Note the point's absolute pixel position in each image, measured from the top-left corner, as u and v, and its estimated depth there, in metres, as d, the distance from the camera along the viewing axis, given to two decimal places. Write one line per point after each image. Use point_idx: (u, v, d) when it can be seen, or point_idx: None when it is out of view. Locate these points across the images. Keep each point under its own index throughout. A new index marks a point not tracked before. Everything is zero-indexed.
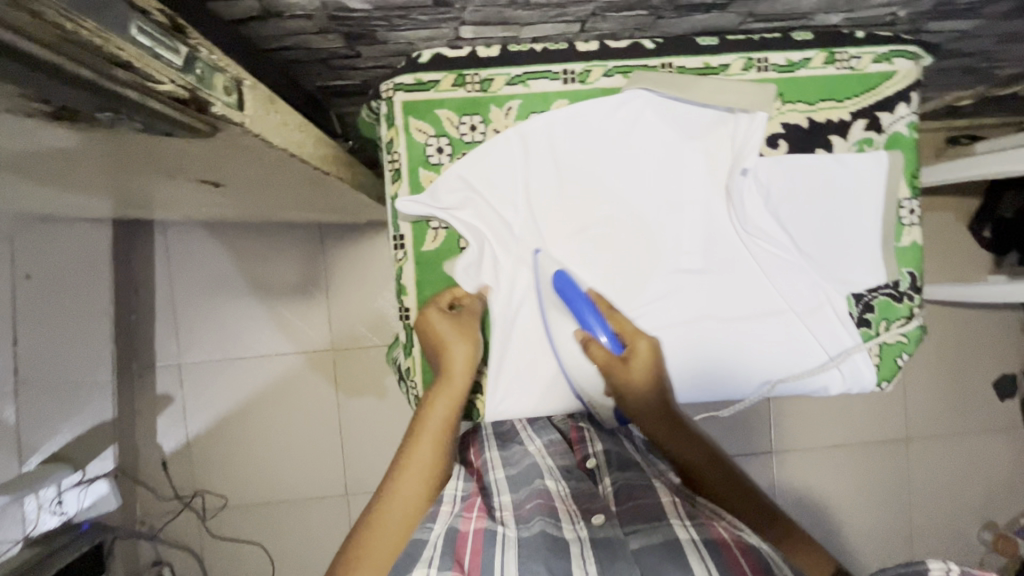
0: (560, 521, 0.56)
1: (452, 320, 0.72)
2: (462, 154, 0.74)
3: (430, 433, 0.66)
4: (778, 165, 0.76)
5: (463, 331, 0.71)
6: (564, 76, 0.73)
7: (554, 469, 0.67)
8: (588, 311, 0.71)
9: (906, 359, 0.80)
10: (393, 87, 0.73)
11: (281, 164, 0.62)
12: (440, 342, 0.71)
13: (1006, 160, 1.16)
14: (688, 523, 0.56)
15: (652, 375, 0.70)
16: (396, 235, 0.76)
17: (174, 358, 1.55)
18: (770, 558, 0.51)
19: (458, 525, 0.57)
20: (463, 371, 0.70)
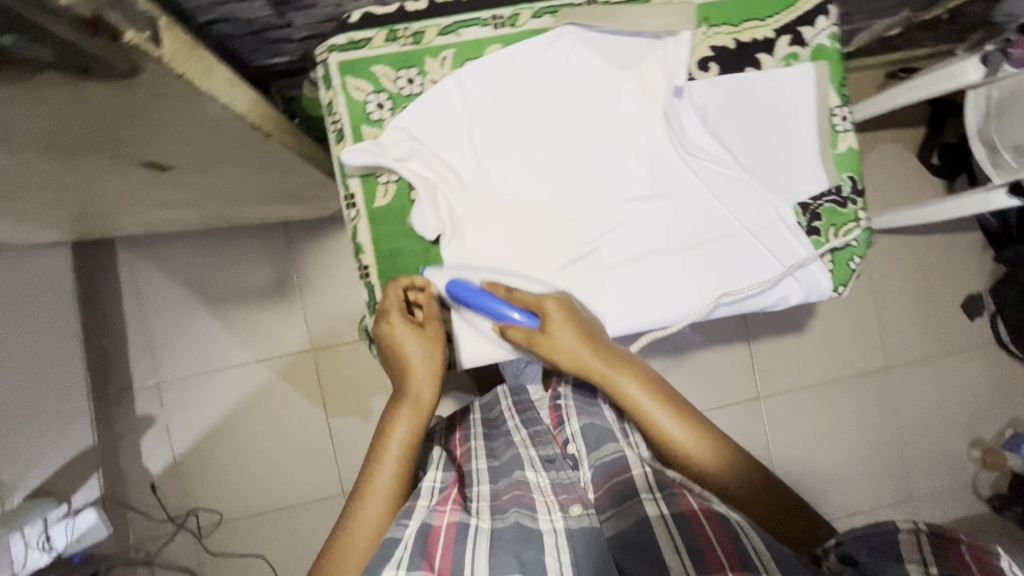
0: (535, 511, 0.66)
1: (410, 331, 0.73)
2: (402, 107, 0.75)
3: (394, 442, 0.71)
4: (711, 86, 0.78)
5: (422, 345, 0.73)
6: (494, 22, 0.75)
7: (535, 461, 0.76)
8: (489, 301, 0.69)
9: (858, 262, 0.83)
10: (327, 49, 0.74)
11: (218, 127, 0.63)
12: (400, 355, 0.73)
13: (922, 85, 1.23)
14: (658, 495, 0.62)
15: (573, 333, 0.70)
16: (346, 194, 0.75)
17: (151, 377, 1.52)
18: (737, 524, 0.56)
19: (431, 520, 0.63)
20: (426, 385, 0.73)
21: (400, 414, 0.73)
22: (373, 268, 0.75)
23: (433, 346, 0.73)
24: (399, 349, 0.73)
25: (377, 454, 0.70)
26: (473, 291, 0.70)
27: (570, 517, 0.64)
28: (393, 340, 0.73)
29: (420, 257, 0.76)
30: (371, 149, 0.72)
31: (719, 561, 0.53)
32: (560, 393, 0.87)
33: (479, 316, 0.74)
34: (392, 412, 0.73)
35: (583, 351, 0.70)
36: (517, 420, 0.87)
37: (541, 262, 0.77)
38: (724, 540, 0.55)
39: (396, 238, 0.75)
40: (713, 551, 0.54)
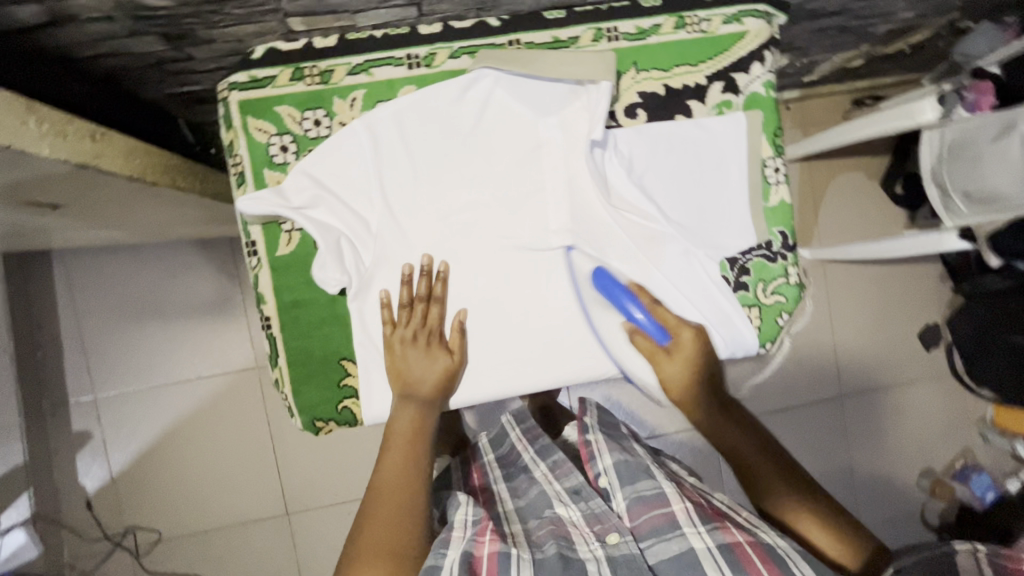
0: (573, 544, 0.69)
1: (432, 348, 0.72)
2: (307, 150, 0.71)
3: (400, 444, 0.73)
4: (638, 135, 0.75)
5: (432, 363, 0.72)
6: (408, 61, 0.71)
7: (562, 494, 0.78)
8: (628, 299, 0.75)
9: (786, 318, 0.80)
10: (228, 87, 0.69)
11: (91, 181, 0.59)
12: (409, 368, 0.72)
13: (859, 126, 1.23)
14: (702, 529, 0.65)
15: (685, 365, 0.77)
16: (247, 241, 0.71)
17: (88, 393, 1.47)
18: (784, 551, 0.61)
19: (473, 548, 0.66)
20: (430, 382, 0.72)
21: (404, 415, 0.73)
22: (274, 319, 0.71)
23: (449, 369, 0.73)
24: (409, 363, 0.72)
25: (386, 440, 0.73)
26: (619, 291, 0.75)
27: (608, 546, 0.68)
28: (407, 354, 0.72)
29: (323, 308, 0.72)
30: (270, 197, 0.68)
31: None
32: (587, 427, 0.85)
33: (609, 321, 0.76)
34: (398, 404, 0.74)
35: (695, 375, 0.78)
36: (531, 452, 0.89)
37: (455, 314, 0.74)
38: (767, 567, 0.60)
39: (299, 288, 0.71)
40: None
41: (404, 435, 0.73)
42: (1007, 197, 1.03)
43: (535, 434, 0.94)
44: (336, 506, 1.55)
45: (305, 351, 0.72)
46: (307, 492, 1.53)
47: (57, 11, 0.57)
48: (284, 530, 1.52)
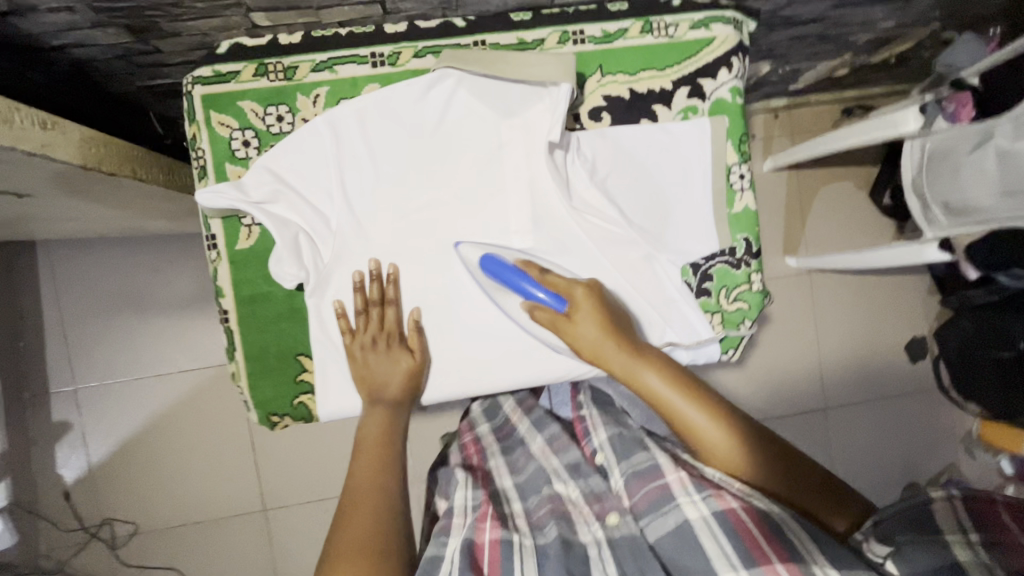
0: (573, 524, 0.65)
1: (391, 347, 0.72)
2: (269, 146, 0.71)
3: (370, 451, 0.68)
4: (601, 138, 0.75)
5: (395, 365, 0.72)
6: (372, 59, 0.72)
7: (560, 471, 0.74)
8: (521, 279, 0.69)
9: (749, 325, 0.79)
10: (191, 81, 0.70)
11: (44, 169, 0.59)
12: (371, 373, 0.72)
13: (838, 137, 1.24)
14: (697, 497, 0.59)
15: (596, 323, 0.69)
16: (207, 234, 0.72)
17: (69, 384, 1.48)
18: (782, 520, 0.55)
19: (473, 536, 0.62)
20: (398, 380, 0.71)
21: (372, 420, 0.70)
22: (232, 314, 0.71)
23: (415, 368, 0.72)
24: (369, 367, 0.72)
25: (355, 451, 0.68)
26: (508, 270, 0.70)
27: (608, 527, 0.63)
28: (369, 359, 0.72)
29: (282, 303, 0.72)
30: (227, 191, 0.68)
31: (768, 556, 0.52)
32: (582, 404, 0.84)
33: (512, 306, 0.72)
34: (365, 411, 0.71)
35: (610, 338, 0.69)
36: (527, 424, 0.85)
37: (413, 312, 0.74)
38: (770, 537, 0.53)
39: (258, 283, 0.72)
40: (761, 548, 0.52)
41: (374, 440, 0.69)
42: (982, 208, 1.03)
43: (530, 404, 0.89)
44: (313, 503, 1.54)
45: (262, 346, 0.72)
46: (284, 488, 1.53)
47: (16, 1, 0.57)
48: (259, 526, 1.52)
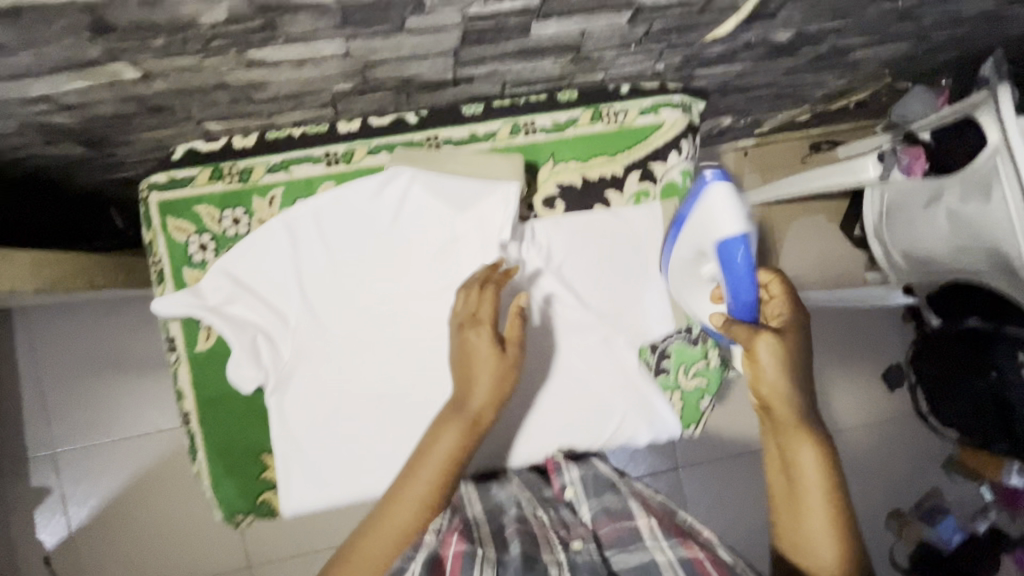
0: (540, 547, 0.59)
1: (490, 347, 0.66)
2: (227, 248, 0.72)
3: (433, 472, 0.62)
4: (554, 226, 0.77)
5: (496, 369, 0.66)
6: (327, 159, 0.74)
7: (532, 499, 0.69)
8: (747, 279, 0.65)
9: (708, 401, 0.80)
10: (147, 187, 0.71)
11: None
12: (469, 369, 0.66)
13: (801, 180, 1.25)
14: (664, 543, 0.58)
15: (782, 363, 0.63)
16: (167, 336, 0.72)
17: (46, 448, 1.46)
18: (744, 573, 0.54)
19: (439, 548, 0.56)
20: (484, 400, 0.65)
21: (449, 436, 0.64)
22: (193, 415, 0.72)
23: (507, 369, 0.66)
24: (472, 359, 0.66)
25: (418, 456, 0.64)
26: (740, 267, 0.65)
27: (571, 551, 0.58)
28: (471, 349, 0.66)
29: (242, 403, 0.73)
30: (185, 298, 0.69)
31: None
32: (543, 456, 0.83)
33: (705, 271, 0.71)
34: (444, 420, 0.65)
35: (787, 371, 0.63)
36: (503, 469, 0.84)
37: (375, 405, 0.74)
38: None
39: (218, 383, 0.72)
40: None
41: (443, 462, 0.63)
42: (943, 262, 1.06)
43: None
44: (295, 557, 1.53)
45: (225, 447, 0.73)
46: (267, 544, 1.51)
47: None
48: None
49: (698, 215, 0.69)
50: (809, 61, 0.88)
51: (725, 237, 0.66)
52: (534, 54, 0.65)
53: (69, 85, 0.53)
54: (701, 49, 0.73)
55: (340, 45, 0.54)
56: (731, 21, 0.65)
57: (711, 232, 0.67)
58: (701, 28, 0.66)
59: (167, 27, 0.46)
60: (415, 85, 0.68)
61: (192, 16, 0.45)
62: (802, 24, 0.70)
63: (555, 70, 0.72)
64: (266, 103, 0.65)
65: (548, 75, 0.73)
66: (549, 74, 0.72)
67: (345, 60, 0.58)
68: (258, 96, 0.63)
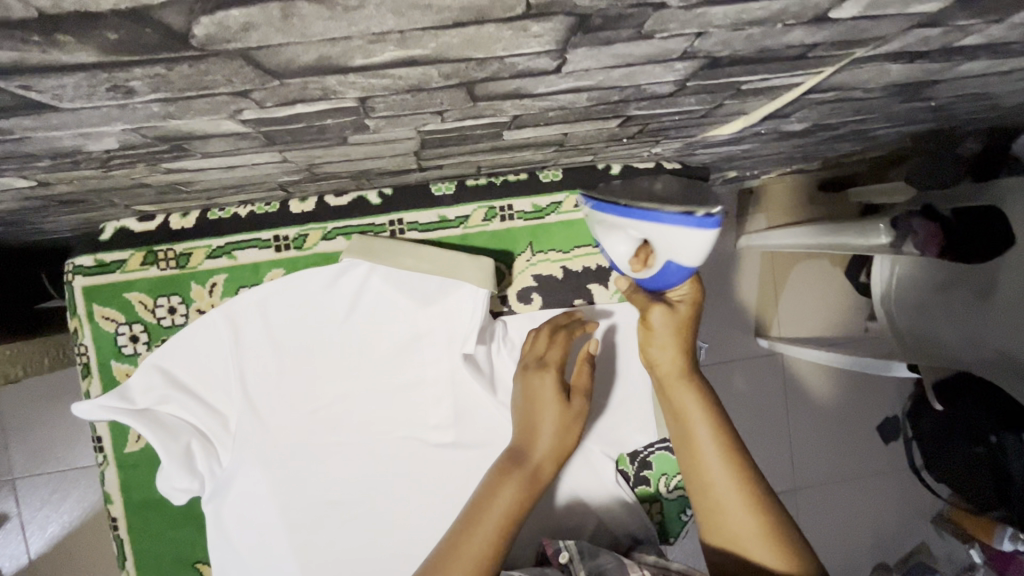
0: None
1: (556, 394, 0.62)
2: (162, 340, 0.65)
3: (494, 526, 0.55)
4: (530, 323, 0.70)
5: (563, 418, 0.61)
6: (276, 243, 0.66)
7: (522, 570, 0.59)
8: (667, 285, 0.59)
9: (691, 515, 0.74)
10: (72, 271, 0.63)
11: None
12: (533, 417, 0.61)
13: (810, 236, 1.15)
14: None
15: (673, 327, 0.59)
16: (93, 435, 0.65)
17: (7, 474, 1.38)
18: None
19: None
20: (548, 458, 0.60)
21: (508, 489, 0.57)
22: (120, 523, 0.65)
23: (572, 421, 0.62)
24: (535, 404, 0.62)
25: (477, 505, 0.56)
26: (670, 276, 0.57)
27: None
28: (535, 394, 0.62)
29: (175, 510, 0.66)
30: (107, 401, 0.61)
31: None
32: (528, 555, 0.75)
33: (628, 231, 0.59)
34: (498, 477, 0.58)
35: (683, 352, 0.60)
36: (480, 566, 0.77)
37: (322, 514, 0.68)
38: None
39: (149, 487, 0.66)
40: None
41: (503, 517, 0.55)
42: (950, 346, 0.98)
43: None
44: None
45: (156, 556, 0.66)
46: None
47: None
48: None
49: (675, 231, 0.52)
50: (825, 138, 0.79)
51: (673, 262, 0.55)
52: (511, 148, 0.57)
53: None
54: (703, 138, 0.64)
55: (275, 155, 0.46)
56: (738, 121, 0.57)
57: (671, 248, 0.54)
58: (703, 125, 0.58)
59: (49, 154, 0.37)
60: (376, 172, 0.60)
61: (77, 147, 0.37)
62: (819, 118, 0.62)
63: (538, 157, 0.63)
64: (202, 192, 0.57)
65: (529, 161, 0.65)
66: (531, 159, 0.64)
67: (285, 164, 0.49)
68: (189, 190, 0.54)
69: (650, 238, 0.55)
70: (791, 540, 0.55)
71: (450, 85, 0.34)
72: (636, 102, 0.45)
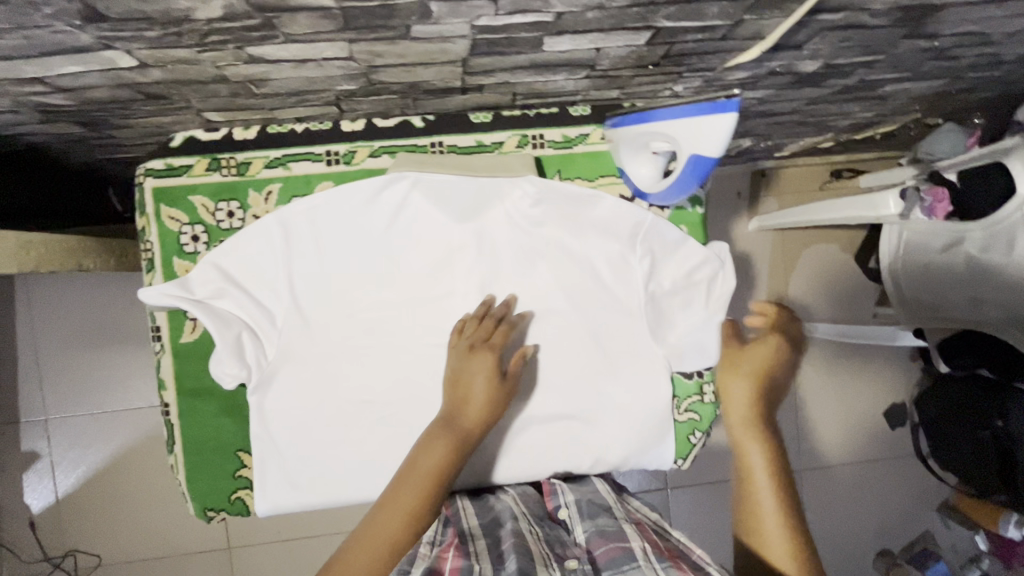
0: (537, 561, 0.54)
1: (489, 372, 0.68)
2: (219, 241, 0.71)
3: (421, 480, 0.62)
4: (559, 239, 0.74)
5: (492, 394, 0.67)
6: (326, 157, 0.72)
7: (528, 516, 0.65)
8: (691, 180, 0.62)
9: (699, 437, 0.79)
10: (144, 173, 0.70)
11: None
12: (462, 391, 0.68)
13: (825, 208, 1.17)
14: (658, 569, 0.52)
15: (753, 368, 0.75)
16: (153, 325, 0.71)
17: (40, 412, 1.36)
18: None
19: (435, 565, 0.52)
20: (475, 420, 0.66)
21: (438, 450, 0.64)
22: (173, 407, 0.71)
23: (501, 398, 0.68)
24: (465, 378, 0.68)
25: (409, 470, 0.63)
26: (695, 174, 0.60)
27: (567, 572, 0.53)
28: (466, 377, 0.68)
29: (224, 399, 0.72)
30: (171, 289, 0.68)
31: None
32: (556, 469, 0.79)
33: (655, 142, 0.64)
34: (429, 438, 0.65)
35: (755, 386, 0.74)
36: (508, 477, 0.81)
37: (355, 410, 0.73)
38: None
39: (200, 376, 0.71)
40: None
41: (430, 470, 0.63)
42: (959, 309, 1.04)
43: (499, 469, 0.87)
44: (274, 543, 1.41)
45: (201, 443, 0.72)
46: (247, 525, 1.41)
47: None
48: (221, 567, 1.40)
49: (698, 126, 0.55)
50: (835, 92, 0.84)
51: (700, 157, 0.58)
52: (547, 68, 0.63)
53: (61, 69, 0.51)
54: (721, 73, 0.70)
55: (343, 47, 0.52)
56: (754, 50, 0.63)
57: (692, 143, 0.57)
58: (722, 52, 0.63)
59: (160, 19, 0.44)
60: (423, 90, 0.66)
61: (187, 11, 0.44)
62: (829, 57, 0.68)
63: (570, 85, 0.69)
64: (271, 97, 0.63)
65: (562, 90, 0.71)
66: (563, 89, 0.70)
67: (349, 62, 0.56)
68: (258, 92, 0.61)
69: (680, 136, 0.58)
70: (806, 549, 0.61)
71: None
72: (664, 8, 0.51)
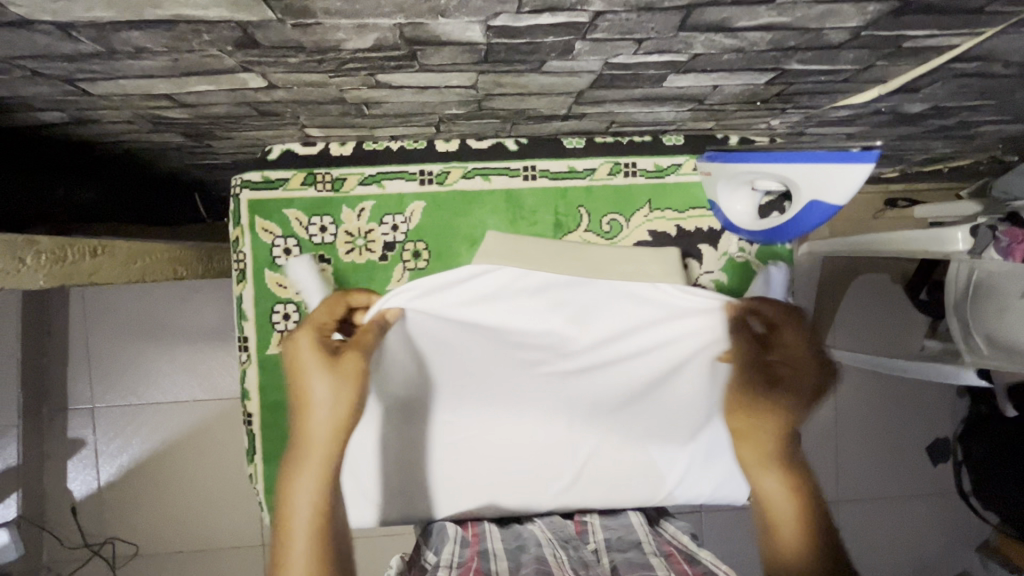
0: None
1: (318, 359, 0.62)
2: (310, 255, 0.72)
3: (307, 528, 0.55)
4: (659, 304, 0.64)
5: (339, 389, 0.62)
6: (421, 177, 0.72)
7: (554, 542, 0.65)
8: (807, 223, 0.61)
9: None
10: (241, 184, 0.71)
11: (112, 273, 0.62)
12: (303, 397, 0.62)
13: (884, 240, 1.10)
14: None
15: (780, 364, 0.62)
16: (240, 335, 0.72)
17: (87, 401, 1.37)
18: None
19: None
20: (325, 434, 0.60)
21: (309, 482, 0.58)
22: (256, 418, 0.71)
23: (346, 388, 0.62)
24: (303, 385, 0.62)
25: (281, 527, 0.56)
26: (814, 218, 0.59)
27: None
28: (304, 388, 0.62)
29: None
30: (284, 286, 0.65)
31: None
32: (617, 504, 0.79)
33: (761, 181, 0.62)
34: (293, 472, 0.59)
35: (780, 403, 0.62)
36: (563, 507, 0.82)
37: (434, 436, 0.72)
38: None
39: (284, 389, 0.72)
40: None
41: (308, 515, 0.56)
42: None
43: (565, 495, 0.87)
44: None
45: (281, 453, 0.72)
46: None
47: (82, 115, 0.58)
48: (259, 563, 1.39)
49: (825, 173, 0.54)
50: (929, 130, 0.82)
51: (819, 203, 0.57)
52: (656, 101, 0.62)
53: (193, 88, 0.52)
54: (825, 111, 0.69)
55: (471, 77, 0.52)
56: (870, 91, 0.61)
57: (814, 188, 0.56)
58: (835, 93, 0.62)
59: (311, 48, 0.44)
60: (526, 116, 0.65)
61: (340, 43, 0.43)
62: (941, 100, 0.66)
63: (670, 117, 0.68)
64: (377, 118, 0.63)
65: (660, 121, 0.70)
66: (662, 119, 0.69)
67: (469, 89, 0.55)
68: (368, 112, 0.61)
69: (800, 180, 0.57)
70: None
71: (675, 7, 0.41)
72: (800, 53, 0.50)
